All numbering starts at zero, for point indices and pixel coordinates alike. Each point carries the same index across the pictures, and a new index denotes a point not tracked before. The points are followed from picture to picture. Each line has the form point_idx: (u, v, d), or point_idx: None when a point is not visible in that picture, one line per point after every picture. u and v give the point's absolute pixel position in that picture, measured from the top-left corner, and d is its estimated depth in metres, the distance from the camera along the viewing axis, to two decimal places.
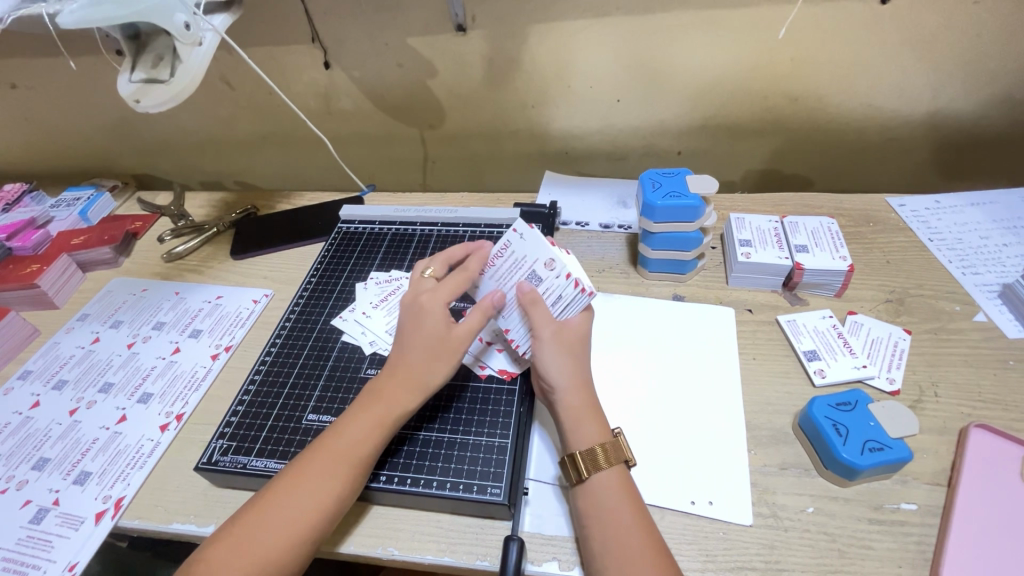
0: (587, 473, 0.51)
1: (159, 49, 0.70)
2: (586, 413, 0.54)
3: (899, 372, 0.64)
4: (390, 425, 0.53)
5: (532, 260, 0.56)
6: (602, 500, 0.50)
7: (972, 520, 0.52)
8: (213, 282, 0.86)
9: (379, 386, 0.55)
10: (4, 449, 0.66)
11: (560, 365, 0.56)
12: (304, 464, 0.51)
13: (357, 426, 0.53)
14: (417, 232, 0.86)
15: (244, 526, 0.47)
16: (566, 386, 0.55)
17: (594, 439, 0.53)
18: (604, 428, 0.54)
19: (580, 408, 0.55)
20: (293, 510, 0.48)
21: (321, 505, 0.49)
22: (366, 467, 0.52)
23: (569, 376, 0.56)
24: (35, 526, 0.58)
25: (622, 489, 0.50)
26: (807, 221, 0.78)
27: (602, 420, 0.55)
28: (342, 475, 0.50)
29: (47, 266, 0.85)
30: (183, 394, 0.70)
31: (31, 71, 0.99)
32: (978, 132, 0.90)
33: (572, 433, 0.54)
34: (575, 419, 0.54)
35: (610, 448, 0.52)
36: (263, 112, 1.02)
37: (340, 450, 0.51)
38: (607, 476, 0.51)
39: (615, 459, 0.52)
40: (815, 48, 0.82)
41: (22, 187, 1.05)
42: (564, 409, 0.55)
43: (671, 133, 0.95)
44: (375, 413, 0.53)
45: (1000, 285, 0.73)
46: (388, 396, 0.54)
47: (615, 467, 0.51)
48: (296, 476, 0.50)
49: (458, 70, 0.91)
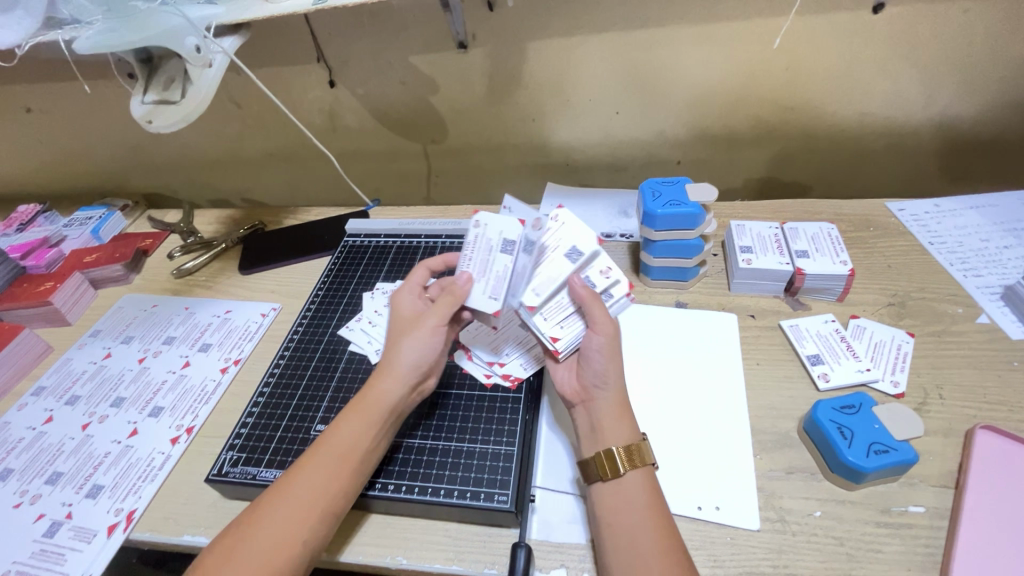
0: (621, 469, 0.52)
1: (170, 72, 0.73)
2: (622, 414, 0.55)
3: (903, 376, 0.64)
4: (375, 419, 0.55)
5: (589, 266, 0.62)
6: (627, 502, 0.50)
7: (980, 521, 0.52)
8: (222, 297, 0.88)
9: (366, 387, 0.57)
10: (19, 463, 0.67)
11: (608, 364, 0.56)
12: (295, 468, 0.52)
13: (345, 424, 0.54)
14: (422, 244, 0.87)
15: (240, 530, 0.48)
16: (612, 385, 0.56)
17: (624, 439, 0.53)
18: (634, 430, 0.55)
19: (617, 408, 0.55)
20: (285, 511, 0.48)
21: (316, 505, 0.49)
22: (354, 462, 0.53)
23: (615, 378, 0.56)
24: (48, 540, 0.59)
25: (649, 493, 0.51)
26: (807, 228, 0.79)
27: (633, 424, 0.55)
28: (331, 471, 0.51)
29: (60, 284, 0.87)
30: (192, 408, 0.70)
31: (45, 96, 1.02)
32: (976, 136, 0.91)
33: (607, 429, 0.54)
34: (612, 418, 0.55)
35: (639, 449, 0.53)
36: (270, 130, 1.04)
37: (326, 447, 0.53)
38: (634, 479, 0.51)
39: (643, 460, 0.52)
40: (810, 58, 0.83)
41: (35, 208, 1.07)
42: (601, 409, 0.56)
43: (670, 144, 0.97)
44: (369, 413, 0.55)
45: (1002, 287, 0.74)
46: (374, 395, 0.56)
47: (643, 470, 0.52)
48: (293, 475, 0.51)
49: (460, 86, 0.93)
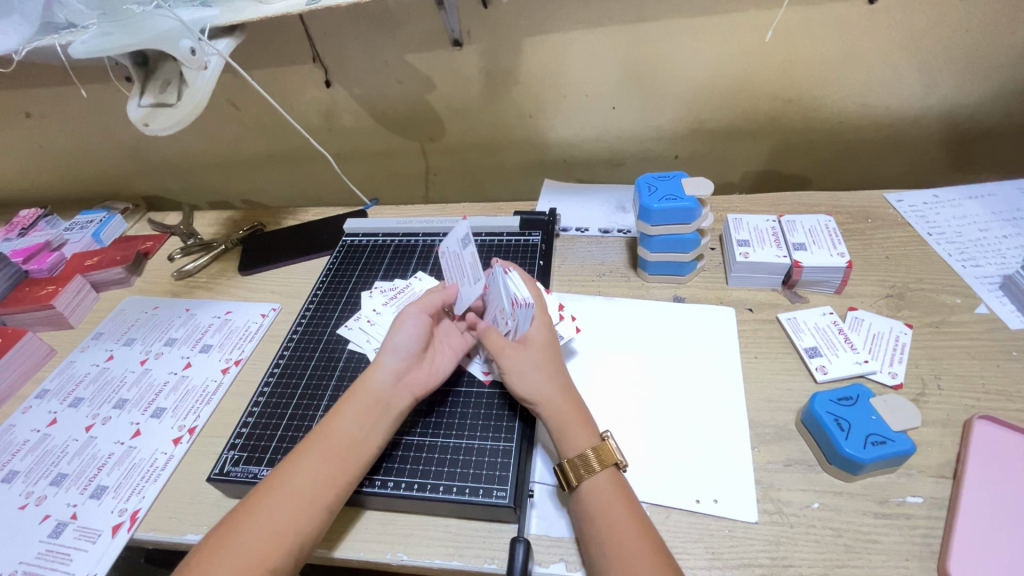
0: (575, 480, 0.52)
1: (166, 75, 0.73)
2: (573, 420, 0.55)
3: (901, 367, 0.64)
4: (373, 411, 0.56)
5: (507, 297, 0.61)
6: (591, 508, 0.51)
7: (978, 510, 0.52)
8: (222, 298, 0.88)
9: (359, 379, 0.58)
10: (24, 465, 0.68)
11: (532, 377, 0.57)
12: (291, 461, 0.53)
13: (342, 416, 0.55)
14: (420, 242, 0.87)
15: (230, 525, 0.48)
16: (546, 394, 0.57)
17: (579, 446, 0.54)
18: (594, 433, 0.55)
19: (567, 415, 0.56)
20: (281, 506, 0.49)
21: (312, 497, 0.50)
22: (350, 453, 0.54)
23: (546, 386, 0.57)
24: (53, 540, 0.60)
25: (616, 495, 0.51)
26: (804, 220, 0.79)
27: (589, 427, 0.55)
28: (328, 462, 0.52)
29: (62, 288, 0.88)
30: (194, 408, 0.71)
31: (44, 101, 1.03)
32: (974, 126, 0.90)
33: (561, 440, 0.55)
34: (563, 426, 0.55)
35: (596, 455, 0.53)
36: (267, 131, 1.05)
37: (323, 439, 0.54)
38: (603, 478, 0.52)
39: (603, 463, 0.52)
40: (805, 50, 0.83)
41: (37, 213, 1.08)
42: (548, 418, 0.56)
43: (667, 138, 0.97)
44: (364, 402, 0.56)
45: (1000, 276, 0.73)
46: (371, 386, 0.57)
47: (610, 469, 0.52)
48: (289, 468, 0.52)
49: (455, 84, 0.93)
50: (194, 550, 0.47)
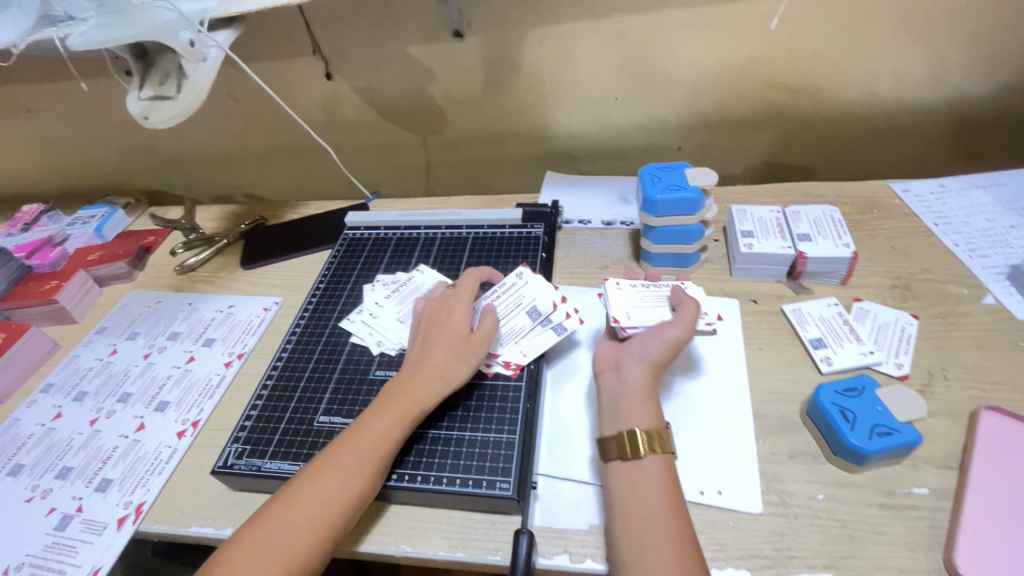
0: (640, 450, 0.52)
1: (165, 67, 0.73)
2: (649, 398, 0.56)
3: (906, 358, 0.64)
4: (409, 422, 0.56)
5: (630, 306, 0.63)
6: (639, 485, 0.51)
7: (984, 501, 0.51)
8: (224, 292, 0.88)
9: (397, 388, 0.58)
10: (29, 459, 0.68)
11: (655, 350, 0.58)
12: (326, 459, 0.53)
13: (379, 423, 0.55)
14: (421, 235, 0.87)
15: (267, 516, 0.49)
16: (648, 365, 0.58)
17: (647, 422, 0.54)
18: (660, 417, 0.55)
19: (644, 391, 0.56)
20: (313, 506, 0.49)
21: (344, 502, 0.50)
22: (386, 463, 0.54)
23: (655, 362, 0.58)
24: (60, 533, 0.60)
25: (666, 479, 0.51)
26: (809, 211, 0.78)
27: (655, 409, 0.55)
28: (364, 471, 0.52)
29: (65, 282, 0.88)
30: (198, 402, 0.71)
31: (44, 96, 1.03)
32: (981, 115, 0.89)
33: (630, 408, 0.55)
34: (637, 399, 0.56)
35: (659, 435, 0.53)
36: (268, 125, 1.04)
37: (360, 445, 0.54)
38: (651, 463, 0.51)
39: (662, 448, 0.52)
40: (809, 39, 0.82)
41: (39, 208, 1.08)
42: (629, 385, 0.57)
43: (670, 130, 0.96)
44: (396, 409, 0.56)
45: (1007, 267, 0.73)
46: (411, 395, 0.57)
47: (662, 457, 0.52)
48: (321, 468, 0.52)
49: (456, 75, 0.92)
50: (219, 548, 0.48)
